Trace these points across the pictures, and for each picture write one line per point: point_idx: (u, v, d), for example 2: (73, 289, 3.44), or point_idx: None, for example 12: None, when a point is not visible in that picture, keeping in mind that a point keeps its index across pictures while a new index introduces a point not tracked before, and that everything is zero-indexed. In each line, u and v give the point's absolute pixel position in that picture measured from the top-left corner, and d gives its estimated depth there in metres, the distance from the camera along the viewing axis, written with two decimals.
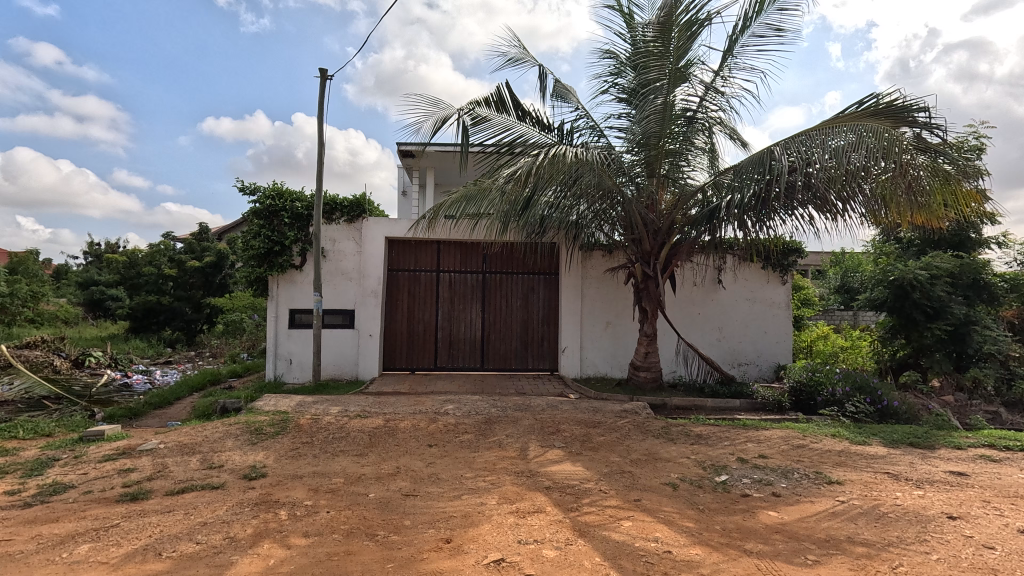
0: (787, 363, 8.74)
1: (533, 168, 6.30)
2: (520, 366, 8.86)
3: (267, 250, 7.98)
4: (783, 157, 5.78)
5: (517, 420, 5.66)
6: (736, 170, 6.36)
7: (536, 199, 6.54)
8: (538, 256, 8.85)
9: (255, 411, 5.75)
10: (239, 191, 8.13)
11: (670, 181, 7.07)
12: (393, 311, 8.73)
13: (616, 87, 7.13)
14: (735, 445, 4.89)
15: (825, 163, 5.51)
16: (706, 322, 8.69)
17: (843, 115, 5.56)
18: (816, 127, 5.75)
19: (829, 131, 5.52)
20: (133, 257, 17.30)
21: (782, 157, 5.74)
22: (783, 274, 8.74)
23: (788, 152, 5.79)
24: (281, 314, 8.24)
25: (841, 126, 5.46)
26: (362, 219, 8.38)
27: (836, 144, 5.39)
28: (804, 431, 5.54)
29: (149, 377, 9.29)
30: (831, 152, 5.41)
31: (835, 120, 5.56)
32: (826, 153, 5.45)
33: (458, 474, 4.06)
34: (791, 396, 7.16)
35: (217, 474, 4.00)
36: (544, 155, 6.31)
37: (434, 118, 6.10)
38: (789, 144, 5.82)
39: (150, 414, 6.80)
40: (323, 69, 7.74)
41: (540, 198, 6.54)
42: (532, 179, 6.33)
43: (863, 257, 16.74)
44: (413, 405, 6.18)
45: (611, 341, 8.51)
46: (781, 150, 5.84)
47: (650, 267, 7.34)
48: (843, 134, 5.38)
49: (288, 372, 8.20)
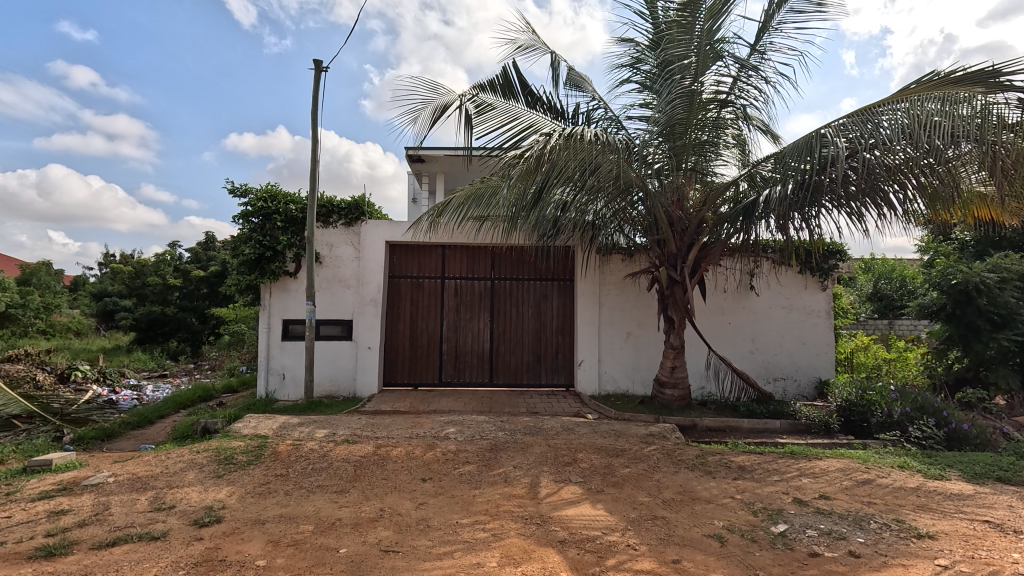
0: (829, 378, 7.84)
1: (545, 159, 5.61)
2: (532, 381, 8.12)
3: (259, 256, 7.45)
4: (837, 140, 4.96)
5: (526, 447, 4.92)
6: (780, 157, 5.56)
7: (548, 195, 5.84)
8: (552, 259, 8.14)
9: (231, 435, 5.09)
10: (230, 193, 7.59)
11: (698, 175, 6.32)
12: (394, 322, 8.07)
13: (636, 71, 6.39)
14: (787, 481, 4.08)
15: (890, 145, 4.68)
16: (738, 332, 7.87)
17: (912, 87, 4.73)
18: (880, 103, 4.89)
19: (895, 107, 4.70)
20: (139, 267, 17.02)
21: (835, 141, 4.93)
22: (824, 280, 7.89)
23: (842, 134, 4.97)
24: (274, 325, 7.64)
25: (909, 101, 4.63)
26: (360, 222, 7.76)
27: (904, 124, 4.55)
28: (866, 462, 4.72)
29: (138, 392, 8.75)
30: (897, 133, 4.57)
31: (901, 93, 4.75)
32: (891, 133, 4.62)
33: (453, 521, 3.32)
34: (840, 417, 6.37)
35: (163, 519, 3.32)
36: (557, 139, 5.60)
37: (433, 106, 5.43)
38: (844, 126, 5.00)
39: (127, 435, 6.21)
40: (318, 60, 7.20)
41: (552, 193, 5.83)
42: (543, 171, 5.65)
43: (898, 264, 15.84)
44: (410, 428, 5.48)
45: (633, 354, 7.73)
46: (834, 134, 5.02)
47: (678, 271, 6.55)
48: (913, 110, 4.53)
49: (281, 388, 7.59)
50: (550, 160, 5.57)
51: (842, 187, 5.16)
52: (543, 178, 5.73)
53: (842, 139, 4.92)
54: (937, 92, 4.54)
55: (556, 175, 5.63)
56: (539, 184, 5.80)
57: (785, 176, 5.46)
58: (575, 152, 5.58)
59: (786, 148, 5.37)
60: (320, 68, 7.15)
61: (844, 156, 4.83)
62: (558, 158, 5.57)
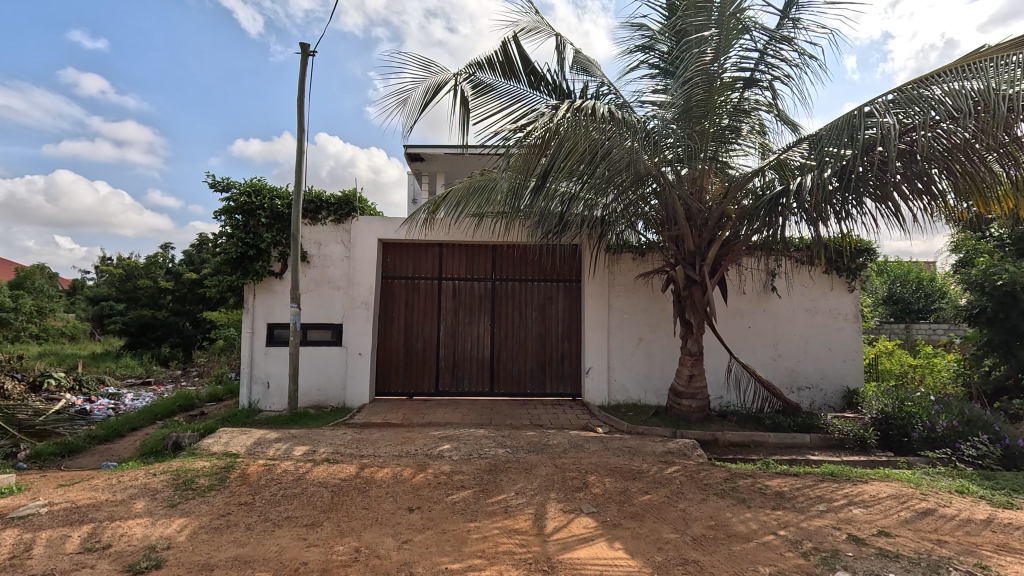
0: (858, 387, 7.23)
1: (554, 135, 4.97)
2: (536, 390, 7.54)
3: (241, 255, 6.92)
4: (883, 117, 4.30)
5: (530, 468, 4.33)
6: (815, 140, 4.91)
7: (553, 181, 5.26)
8: (557, 259, 7.60)
9: (198, 454, 4.52)
10: (211, 187, 7.07)
11: (717, 164, 5.76)
12: (387, 326, 7.51)
13: (650, 53, 5.85)
14: (834, 513, 3.48)
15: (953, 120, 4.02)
16: (759, 337, 7.28)
17: (979, 51, 4.07)
18: (939, 72, 4.20)
19: (959, 75, 4.04)
20: (130, 270, 16.53)
21: (882, 117, 4.28)
22: (851, 281, 7.31)
23: (890, 110, 4.31)
24: (258, 329, 7.09)
25: (979, 68, 3.96)
26: (351, 218, 7.23)
27: (972, 96, 3.90)
28: (919, 486, 4.13)
29: (116, 401, 8.22)
30: (965, 106, 3.91)
31: (967, 60, 4.07)
32: (958, 105, 3.96)
33: (440, 567, 2.74)
34: (876, 431, 5.77)
35: (92, 563, 2.75)
36: (567, 111, 4.97)
37: (425, 86, 4.88)
38: (892, 101, 4.32)
39: (90, 450, 5.66)
40: (304, 44, 6.68)
41: (559, 177, 5.19)
42: (551, 151, 5.05)
43: (914, 265, 15.25)
44: (400, 444, 4.90)
45: (645, 361, 7.14)
46: (883, 110, 4.35)
47: (696, 269, 5.93)
48: (984, 79, 3.87)
49: (265, 398, 7.04)
50: (560, 138, 4.96)
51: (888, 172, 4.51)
52: (550, 161, 5.10)
53: (891, 115, 4.26)
54: (1012, 56, 3.88)
55: (564, 156, 5.00)
56: (545, 165, 5.14)
57: (819, 162, 4.79)
58: (583, 130, 4.99)
59: (821, 129, 4.71)
60: (307, 52, 6.63)
61: (893, 135, 4.15)
62: (569, 136, 4.96)
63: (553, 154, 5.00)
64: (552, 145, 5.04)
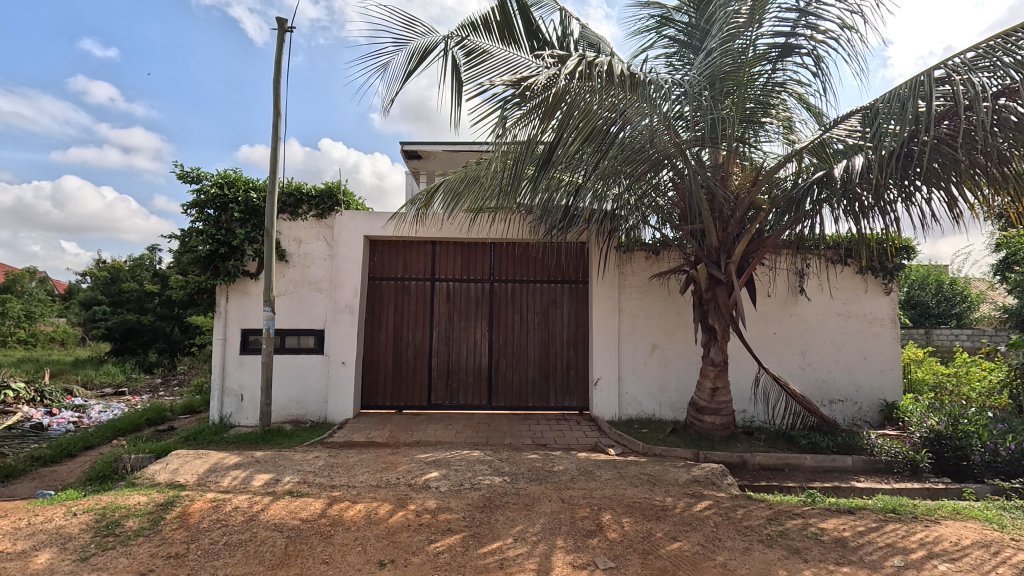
0: (896, 401, 6.50)
1: (565, 98, 4.17)
2: (538, 403, 6.82)
3: (212, 253, 6.24)
4: (963, 80, 3.50)
5: (531, 504, 3.61)
6: (868, 113, 4.07)
7: (559, 155, 4.40)
8: (562, 257, 6.89)
9: (138, 485, 3.81)
10: (181, 179, 6.42)
11: (744, 149, 5.00)
12: (374, 333, 6.81)
13: (672, 20, 5.14)
14: (916, 570, 2.75)
15: None
16: (787, 344, 6.56)
17: None
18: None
19: None
20: (116, 272, 15.96)
21: (962, 79, 3.48)
22: (888, 282, 6.59)
23: (973, 71, 3.49)
24: (230, 336, 6.40)
25: None
26: (334, 213, 6.55)
27: None
28: (1006, 528, 3.40)
29: (80, 415, 7.51)
30: None
31: None
32: None
33: None
34: (930, 455, 5.04)
35: None
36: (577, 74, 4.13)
37: (409, 51, 4.18)
38: (973, 61, 3.53)
39: (30, 474, 4.96)
40: (281, 19, 6.03)
41: (566, 147, 4.32)
42: (560, 117, 4.19)
43: (934, 267, 14.54)
44: (380, 471, 4.19)
45: (660, 371, 6.42)
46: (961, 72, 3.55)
47: (721, 268, 5.18)
48: None
49: (238, 412, 6.35)
50: (572, 102, 4.17)
51: (961, 149, 3.73)
52: (555, 134, 4.28)
53: (975, 77, 3.45)
54: None
55: (576, 126, 4.21)
56: (551, 135, 4.27)
57: (872, 141, 3.94)
58: (593, 97, 4.25)
59: (877, 100, 3.89)
60: (284, 28, 5.98)
61: (977, 101, 3.35)
62: (582, 99, 4.22)
63: (563, 121, 4.17)
64: (561, 108, 4.21)
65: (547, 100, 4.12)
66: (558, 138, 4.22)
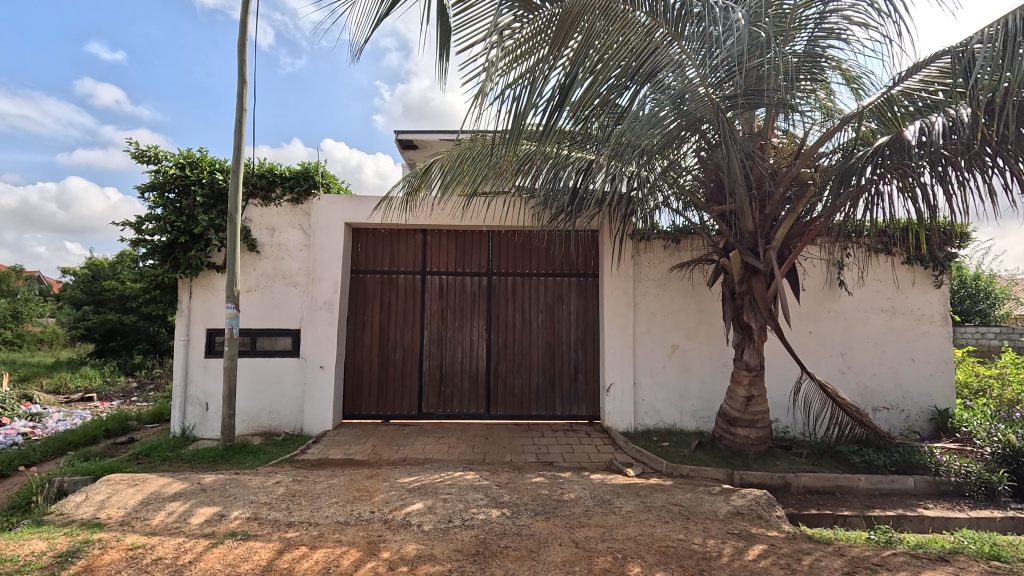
0: (949, 408, 5.71)
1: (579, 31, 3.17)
2: (543, 412, 6.07)
3: (171, 242, 5.52)
4: None
5: (537, 549, 2.84)
6: (957, 59, 3.25)
7: (571, 110, 3.23)
8: (570, 248, 6.12)
9: (46, 524, 3.05)
10: (138, 160, 5.67)
11: (782, 116, 4.21)
12: (357, 333, 6.06)
13: None
14: None
15: None
16: (824, 344, 5.79)
17: None
18: None
19: None
20: (97, 270, 15.29)
21: None
22: (940, 274, 5.80)
23: None
24: (194, 337, 5.65)
25: None
26: (311, 198, 5.79)
27: None
28: None
29: (34, 426, 6.76)
30: None
31: None
32: None
33: None
34: (1009, 476, 4.24)
35: None
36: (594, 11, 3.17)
37: None
38: None
39: None
40: None
41: (580, 95, 3.18)
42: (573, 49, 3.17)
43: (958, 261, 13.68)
44: (351, 502, 3.43)
45: (680, 376, 5.65)
46: None
47: (759, 257, 4.38)
48: None
49: (203, 423, 5.61)
50: (590, 28, 3.13)
51: None
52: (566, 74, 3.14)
53: None
54: None
55: (596, 61, 3.17)
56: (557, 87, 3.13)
57: (966, 92, 3.13)
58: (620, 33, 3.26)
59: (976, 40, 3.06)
60: None
61: None
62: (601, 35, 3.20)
63: (577, 53, 3.11)
64: (574, 41, 3.22)
65: (555, 24, 3.13)
66: (571, 75, 3.07)
